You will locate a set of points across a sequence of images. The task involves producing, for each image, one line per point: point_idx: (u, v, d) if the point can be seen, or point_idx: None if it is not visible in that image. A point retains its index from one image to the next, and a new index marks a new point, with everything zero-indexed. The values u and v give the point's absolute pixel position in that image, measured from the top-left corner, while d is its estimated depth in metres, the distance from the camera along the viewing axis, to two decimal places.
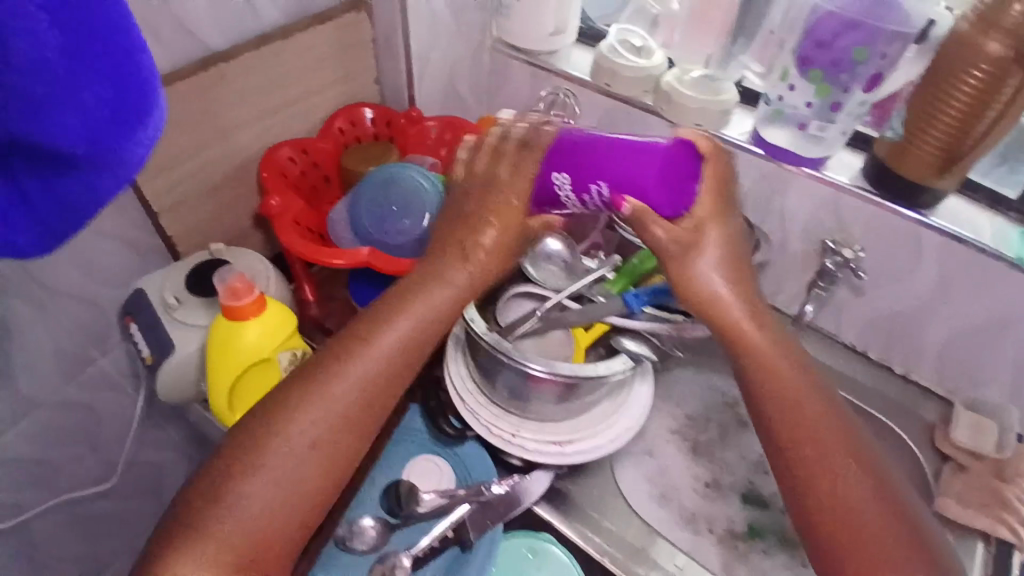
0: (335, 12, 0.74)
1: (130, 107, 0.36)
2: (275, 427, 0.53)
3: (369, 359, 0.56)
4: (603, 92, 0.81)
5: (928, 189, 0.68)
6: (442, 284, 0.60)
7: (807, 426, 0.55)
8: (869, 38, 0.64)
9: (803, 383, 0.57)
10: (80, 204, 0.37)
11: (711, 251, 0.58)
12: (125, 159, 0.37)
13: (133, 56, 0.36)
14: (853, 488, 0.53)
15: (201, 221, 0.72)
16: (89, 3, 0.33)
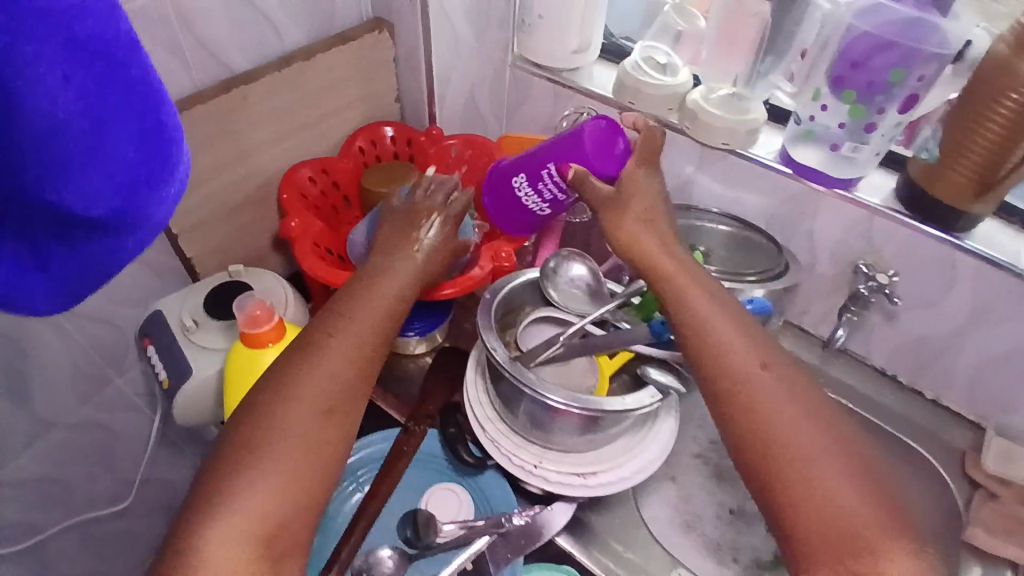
0: (357, 32, 0.74)
1: (154, 165, 0.35)
2: (277, 403, 0.51)
3: (352, 329, 0.56)
4: (626, 110, 0.79)
5: (965, 214, 0.66)
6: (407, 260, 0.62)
7: (763, 391, 0.50)
8: (904, 60, 0.63)
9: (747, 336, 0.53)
10: (102, 263, 0.36)
11: (634, 204, 0.61)
12: (149, 219, 0.36)
13: (156, 115, 0.34)
14: (821, 458, 0.46)
15: (220, 242, 0.71)
16: (112, 64, 0.31)
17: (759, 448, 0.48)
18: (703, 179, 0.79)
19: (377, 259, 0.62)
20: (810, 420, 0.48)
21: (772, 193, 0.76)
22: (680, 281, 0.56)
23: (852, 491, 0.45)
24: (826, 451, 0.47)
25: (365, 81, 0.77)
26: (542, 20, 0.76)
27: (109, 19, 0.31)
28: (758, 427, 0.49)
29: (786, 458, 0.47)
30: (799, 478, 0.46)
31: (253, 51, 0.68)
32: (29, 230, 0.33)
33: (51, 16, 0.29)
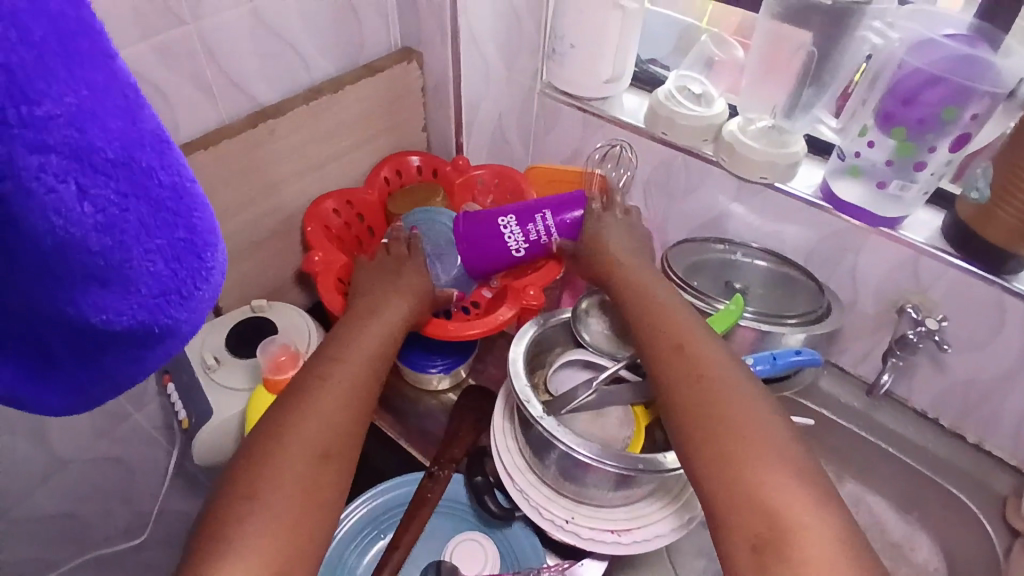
0: (386, 62, 0.73)
1: (184, 274, 0.31)
2: (278, 433, 0.48)
3: (345, 368, 0.54)
4: (659, 141, 0.77)
5: (1015, 256, 0.62)
6: (391, 305, 0.62)
7: (706, 381, 0.51)
8: (955, 97, 0.60)
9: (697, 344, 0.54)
10: (126, 369, 0.33)
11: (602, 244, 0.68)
12: (178, 328, 0.32)
13: (187, 220, 0.30)
14: (757, 444, 0.46)
15: (243, 276, 0.70)
16: (133, 170, 0.27)
17: (694, 432, 0.48)
18: (739, 213, 0.77)
19: (359, 305, 0.62)
20: (749, 409, 0.49)
21: (811, 229, 0.73)
22: (642, 297, 0.61)
23: (787, 478, 0.44)
24: (764, 439, 0.46)
25: (391, 110, 0.76)
26: (574, 49, 0.74)
27: (135, 122, 0.27)
28: (694, 413, 0.49)
29: (720, 440, 0.47)
30: (730, 458, 0.46)
31: (280, 83, 0.66)
32: (56, 342, 0.30)
33: (63, 125, 0.24)
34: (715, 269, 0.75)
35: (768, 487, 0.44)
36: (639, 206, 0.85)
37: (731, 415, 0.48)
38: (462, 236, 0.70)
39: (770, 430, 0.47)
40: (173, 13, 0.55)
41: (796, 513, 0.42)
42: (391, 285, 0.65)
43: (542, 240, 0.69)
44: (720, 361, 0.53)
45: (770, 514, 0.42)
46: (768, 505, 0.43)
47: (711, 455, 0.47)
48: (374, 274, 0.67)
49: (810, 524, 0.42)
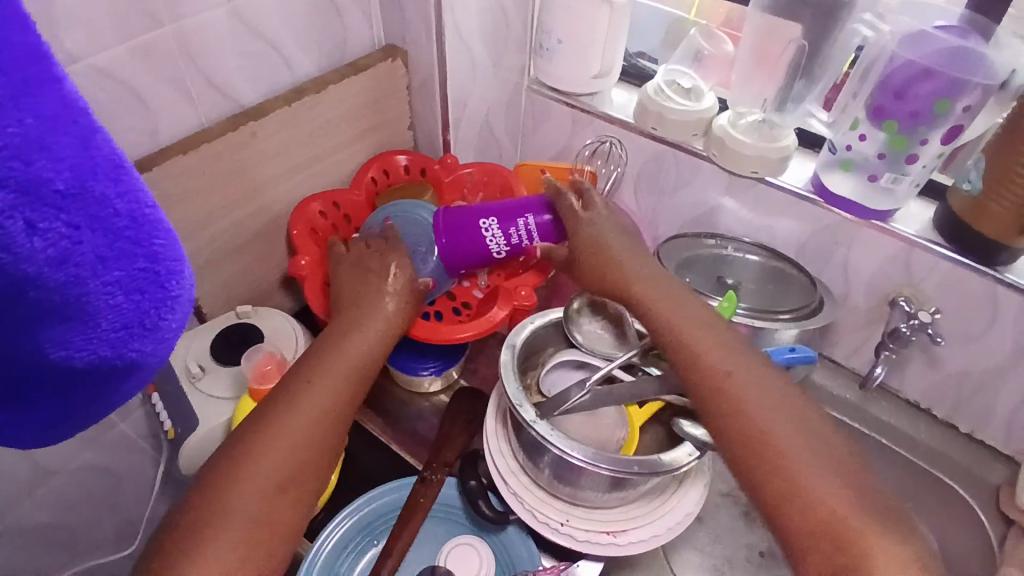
0: (370, 61, 0.71)
1: (147, 306, 0.31)
2: (237, 474, 0.48)
3: (313, 395, 0.53)
4: (649, 137, 0.76)
5: (1009, 247, 0.62)
6: (380, 312, 0.61)
7: (731, 382, 0.52)
8: (950, 89, 0.59)
9: (715, 343, 0.55)
10: (102, 400, 0.35)
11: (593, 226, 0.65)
12: (146, 360, 0.33)
13: (147, 249, 0.30)
14: (793, 448, 0.48)
15: (228, 281, 0.69)
16: (88, 204, 0.27)
17: (733, 441, 0.50)
18: (730, 207, 0.76)
19: (348, 312, 0.61)
20: (777, 410, 0.50)
21: (802, 224, 0.72)
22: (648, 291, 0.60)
23: (829, 481, 0.47)
24: (799, 442, 0.49)
25: (376, 109, 0.74)
26: (562, 45, 0.73)
27: (86, 150, 0.27)
28: (727, 422, 0.51)
29: (761, 446, 0.49)
30: (772, 465, 0.48)
31: (263, 83, 0.65)
32: (33, 382, 0.32)
33: (10, 157, 0.24)
34: (708, 264, 0.74)
35: (814, 492, 0.46)
36: (630, 202, 0.84)
37: (763, 419, 0.50)
38: (442, 230, 0.69)
39: (801, 431, 0.50)
40: (151, 15, 0.54)
41: (841, 516, 0.45)
42: (380, 288, 0.63)
43: (523, 243, 0.68)
44: (739, 359, 0.54)
45: (819, 521, 0.46)
46: (816, 511, 0.46)
47: (755, 465, 0.49)
48: (356, 272, 0.65)
49: (857, 525, 0.45)
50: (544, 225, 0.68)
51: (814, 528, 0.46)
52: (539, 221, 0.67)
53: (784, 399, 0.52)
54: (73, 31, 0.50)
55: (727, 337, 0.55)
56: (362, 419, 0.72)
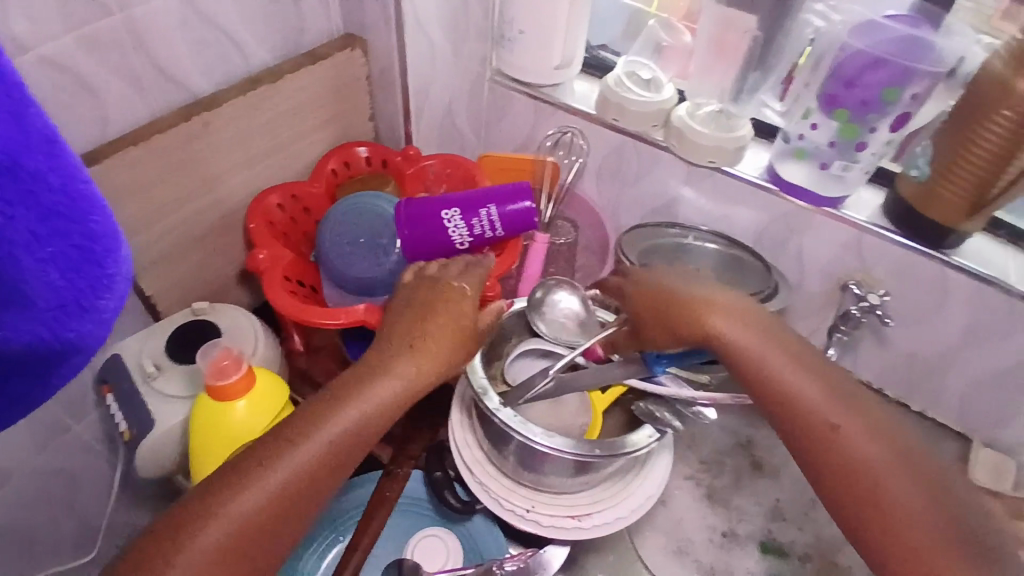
0: (328, 50, 0.71)
1: (82, 285, 0.34)
2: (189, 528, 0.45)
3: (296, 455, 0.48)
4: (610, 128, 0.77)
5: (956, 231, 0.64)
6: (410, 357, 0.54)
7: (788, 376, 0.51)
8: (899, 77, 0.61)
9: (813, 387, 0.50)
10: (39, 387, 0.36)
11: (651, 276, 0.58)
12: (81, 341, 0.35)
13: (81, 226, 0.33)
14: (857, 438, 0.48)
15: (183, 277, 0.67)
16: (25, 181, 0.30)
17: (796, 434, 0.50)
18: (689, 195, 0.77)
19: (375, 353, 0.55)
20: (839, 403, 0.50)
21: (758, 212, 0.74)
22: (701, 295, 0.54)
23: (940, 528, 0.44)
24: (862, 432, 0.48)
25: (335, 100, 0.73)
26: (523, 35, 0.74)
27: (25, 131, 0.29)
28: (790, 416, 0.50)
29: (869, 498, 0.46)
30: (837, 456, 0.48)
31: (217, 73, 0.64)
32: None
33: None
34: (668, 253, 0.75)
35: (881, 482, 0.46)
36: (592, 193, 0.84)
37: (825, 412, 0.49)
38: (401, 223, 0.67)
39: (864, 422, 0.49)
40: (99, 2, 0.52)
41: (906, 506, 0.45)
42: (416, 329, 0.56)
43: (486, 233, 0.68)
44: (796, 352, 0.52)
45: (885, 511, 0.45)
46: (880, 500, 0.46)
47: (867, 520, 0.46)
48: (404, 310, 0.59)
49: (923, 513, 0.45)
50: (506, 215, 0.67)
51: (880, 518, 0.45)
52: (498, 211, 0.67)
53: (842, 389, 0.51)
54: (15, 18, 0.49)
55: (829, 380, 0.51)
56: None
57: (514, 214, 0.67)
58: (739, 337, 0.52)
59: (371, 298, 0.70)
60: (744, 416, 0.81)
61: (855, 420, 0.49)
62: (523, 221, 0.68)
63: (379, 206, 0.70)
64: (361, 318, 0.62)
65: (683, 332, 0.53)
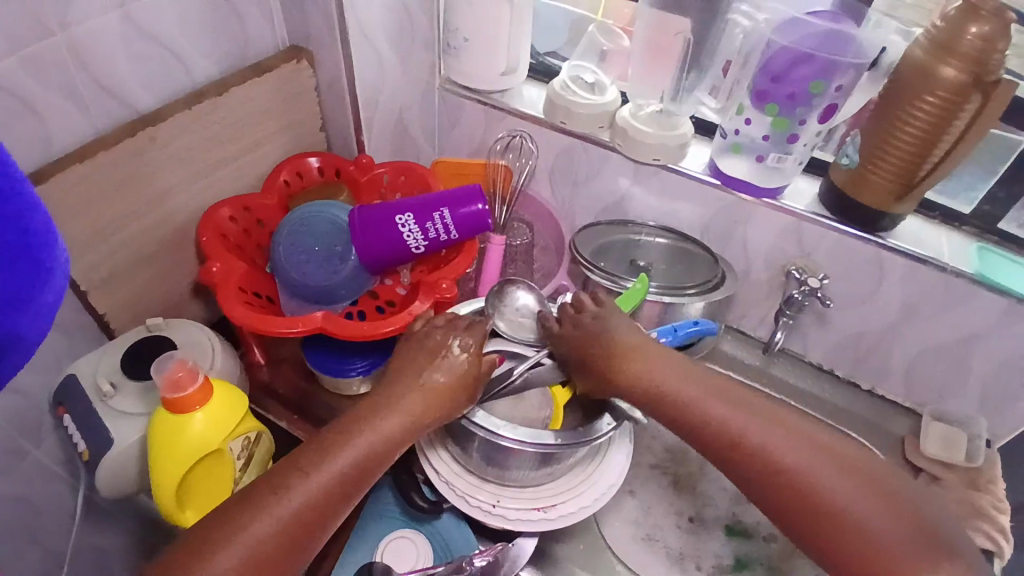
0: (274, 63, 0.71)
1: (21, 276, 0.35)
2: (193, 562, 0.46)
3: (304, 486, 0.49)
4: (558, 130, 0.79)
5: (890, 214, 0.67)
6: (418, 394, 0.55)
7: (703, 403, 0.54)
8: (823, 71, 0.64)
9: (725, 407, 0.53)
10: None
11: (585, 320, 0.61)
12: (27, 337, 0.36)
13: (22, 220, 0.35)
14: (780, 448, 0.50)
15: (136, 294, 0.67)
16: None
17: (726, 457, 0.52)
18: (637, 192, 0.79)
19: (384, 391, 0.56)
20: (753, 418, 0.52)
21: (703, 205, 0.77)
22: (617, 342, 0.59)
23: (879, 520, 0.47)
24: (782, 442, 0.51)
25: (283, 111, 0.74)
26: (469, 42, 0.76)
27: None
28: (711, 441, 0.53)
29: (813, 503, 0.48)
30: (767, 470, 0.50)
31: (161, 88, 0.64)
32: None
33: None
34: (620, 250, 0.77)
35: (820, 487, 0.49)
36: (545, 194, 0.86)
37: (742, 430, 0.52)
38: (355, 229, 0.69)
39: (777, 428, 0.52)
40: (36, 22, 0.52)
41: (846, 506, 0.48)
42: (423, 370, 0.56)
43: (442, 237, 0.69)
44: (702, 379, 0.56)
45: (829, 515, 0.48)
46: (823, 506, 0.48)
47: (812, 524, 0.48)
48: (414, 350, 0.59)
49: (863, 512, 0.47)
50: (460, 219, 0.68)
51: (825, 524, 0.48)
52: (450, 214, 0.67)
53: (751, 404, 0.54)
54: None
55: (738, 398, 0.54)
56: (288, 425, 0.70)
57: (469, 218, 0.68)
58: (657, 377, 0.56)
59: (329, 305, 0.71)
60: None
61: (772, 427, 0.52)
62: (477, 223, 0.68)
63: (334, 214, 0.70)
64: (326, 325, 0.62)
65: (609, 381, 0.57)
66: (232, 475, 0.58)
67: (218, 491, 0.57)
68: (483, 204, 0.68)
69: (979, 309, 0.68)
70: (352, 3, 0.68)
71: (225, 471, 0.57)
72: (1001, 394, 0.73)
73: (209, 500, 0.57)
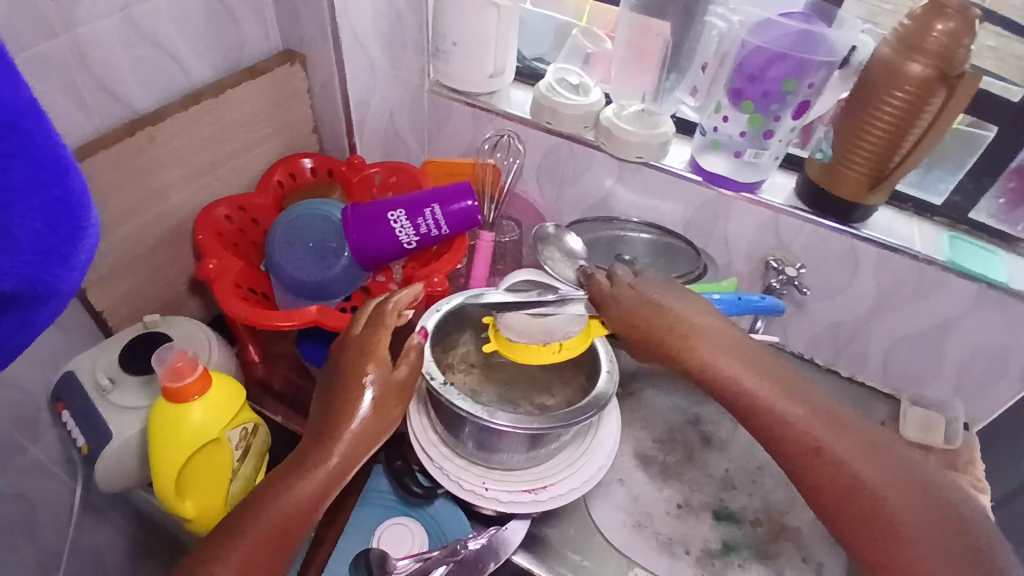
0: (267, 66, 0.73)
1: (64, 234, 0.38)
2: None
3: (258, 528, 0.49)
4: (545, 130, 0.81)
5: (862, 206, 0.70)
6: (343, 412, 0.53)
7: (762, 394, 0.54)
8: (797, 70, 0.67)
9: (785, 399, 0.54)
10: (13, 338, 0.38)
11: (645, 289, 0.60)
12: (62, 287, 0.39)
13: (63, 182, 0.38)
14: (830, 438, 0.52)
15: (133, 291, 0.68)
16: (16, 137, 0.35)
17: (771, 437, 0.54)
18: (622, 191, 0.82)
19: (321, 412, 0.55)
20: (812, 415, 0.53)
21: (686, 201, 0.79)
22: (681, 318, 0.58)
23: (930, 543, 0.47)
24: (840, 444, 0.51)
25: (278, 113, 0.76)
26: (456, 47, 0.79)
27: (14, 91, 0.34)
28: (768, 430, 0.54)
29: (865, 510, 0.49)
30: (811, 462, 0.52)
31: (159, 90, 0.66)
32: None
33: None
34: (606, 245, 0.80)
35: (874, 496, 0.49)
36: (533, 193, 0.89)
37: (799, 426, 0.52)
38: (345, 225, 0.70)
39: (838, 434, 0.52)
40: (44, 24, 0.55)
41: (898, 519, 0.48)
42: (348, 384, 0.54)
43: (432, 232, 0.70)
44: (764, 365, 0.56)
45: (875, 516, 0.49)
46: (863, 496, 0.50)
47: (864, 530, 0.49)
48: (341, 361, 0.57)
49: (910, 521, 0.48)
50: (450, 214, 0.70)
51: (861, 517, 0.49)
52: (440, 212, 0.69)
53: (813, 402, 0.54)
54: None
55: (802, 392, 0.54)
56: (283, 419, 0.72)
57: (459, 214, 0.70)
58: (716, 358, 0.56)
59: (323, 300, 0.72)
60: (689, 395, 0.86)
61: (835, 430, 0.52)
62: (466, 218, 0.70)
63: (326, 212, 0.72)
64: (326, 320, 0.64)
65: (672, 356, 0.57)
66: (231, 466, 0.59)
67: (215, 481, 0.58)
68: (472, 200, 0.70)
69: (953, 294, 0.71)
70: (344, 7, 0.70)
71: (223, 460, 0.58)
72: (977, 378, 0.76)
73: (206, 491, 0.58)
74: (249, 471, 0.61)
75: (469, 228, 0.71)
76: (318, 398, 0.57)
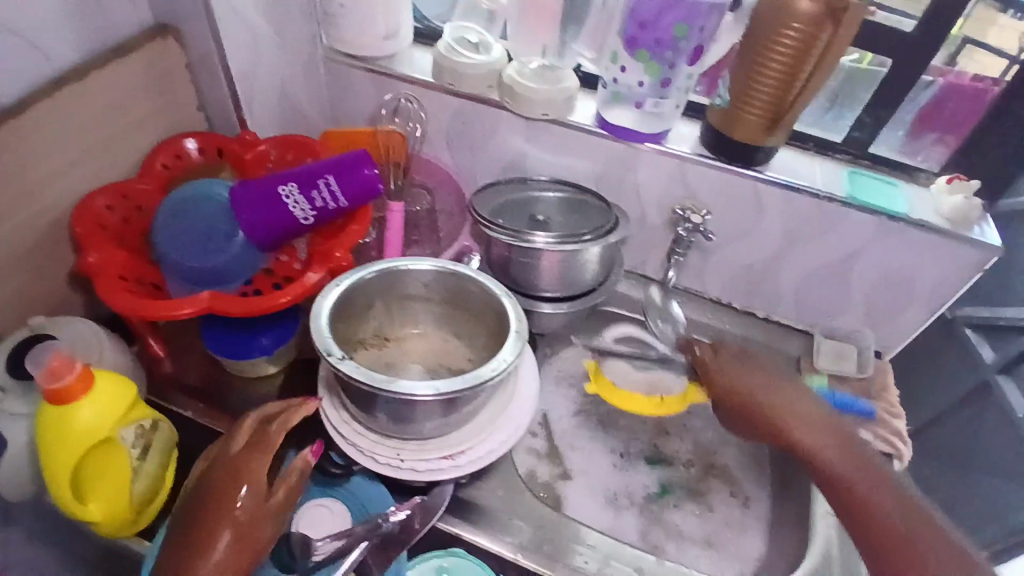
0: (138, 42, 0.69)
1: None
2: None
3: None
4: (447, 92, 0.80)
5: (761, 147, 0.71)
6: (216, 537, 0.51)
7: (817, 443, 0.63)
8: (687, 14, 0.67)
9: (835, 448, 0.63)
10: None
11: (741, 364, 0.73)
12: None
13: None
14: (872, 487, 0.59)
15: (14, 294, 0.64)
16: None
17: (822, 484, 0.62)
18: (533, 150, 0.81)
19: (186, 536, 0.51)
20: (854, 462, 0.61)
21: (595, 156, 0.79)
22: (768, 387, 0.69)
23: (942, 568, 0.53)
24: (874, 486, 0.59)
25: (156, 92, 0.72)
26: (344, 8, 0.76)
27: None
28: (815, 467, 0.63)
29: (883, 534, 0.56)
30: (846, 493, 0.60)
31: (19, 75, 0.61)
32: None
33: None
34: (517, 207, 0.78)
35: (893, 524, 0.56)
36: (443, 158, 0.87)
37: (841, 467, 0.61)
38: (237, 205, 0.68)
39: (871, 478, 0.60)
40: None
41: (916, 544, 0.55)
42: (221, 507, 0.52)
43: (329, 206, 0.68)
44: (822, 423, 0.65)
45: (895, 539, 0.56)
46: (882, 523, 0.57)
47: (880, 551, 0.56)
48: (213, 478, 0.54)
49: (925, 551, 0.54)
50: (346, 186, 0.67)
51: (881, 539, 0.56)
52: (335, 183, 0.67)
53: (858, 454, 0.62)
54: None
55: (852, 446, 0.63)
56: (194, 414, 0.69)
57: (355, 185, 0.67)
58: (788, 410, 0.67)
59: (222, 286, 0.69)
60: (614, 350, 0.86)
61: (872, 472, 0.60)
62: (364, 189, 0.68)
63: (216, 193, 0.69)
64: (220, 303, 0.61)
65: (755, 412, 0.68)
66: (132, 465, 0.57)
67: (121, 482, 0.56)
68: (370, 169, 0.67)
69: (859, 227, 0.73)
70: None
71: (122, 459, 0.56)
72: (885, 305, 0.79)
73: (113, 494, 0.55)
74: (154, 469, 0.59)
75: (370, 198, 0.68)
76: (173, 521, 0.54)
